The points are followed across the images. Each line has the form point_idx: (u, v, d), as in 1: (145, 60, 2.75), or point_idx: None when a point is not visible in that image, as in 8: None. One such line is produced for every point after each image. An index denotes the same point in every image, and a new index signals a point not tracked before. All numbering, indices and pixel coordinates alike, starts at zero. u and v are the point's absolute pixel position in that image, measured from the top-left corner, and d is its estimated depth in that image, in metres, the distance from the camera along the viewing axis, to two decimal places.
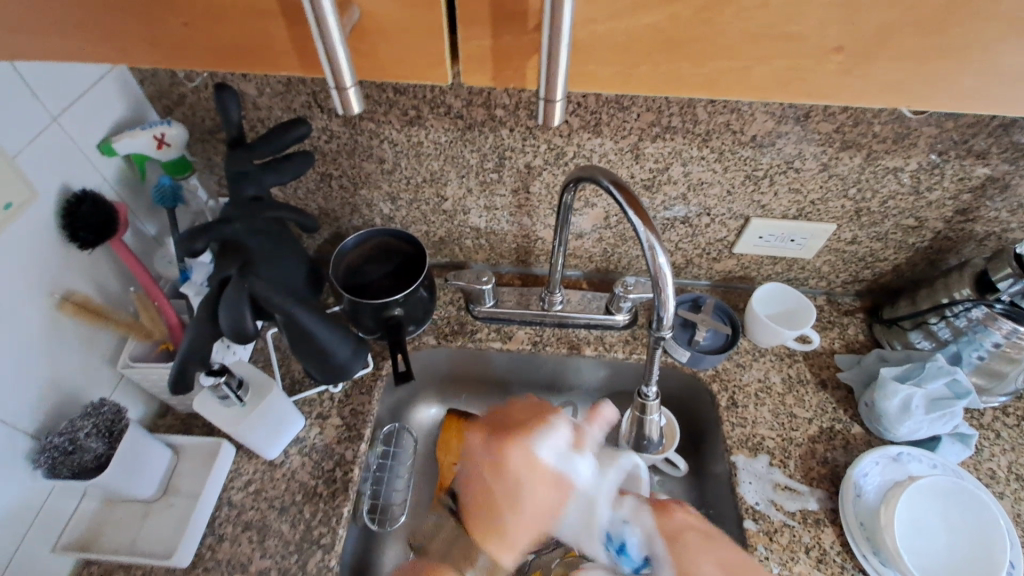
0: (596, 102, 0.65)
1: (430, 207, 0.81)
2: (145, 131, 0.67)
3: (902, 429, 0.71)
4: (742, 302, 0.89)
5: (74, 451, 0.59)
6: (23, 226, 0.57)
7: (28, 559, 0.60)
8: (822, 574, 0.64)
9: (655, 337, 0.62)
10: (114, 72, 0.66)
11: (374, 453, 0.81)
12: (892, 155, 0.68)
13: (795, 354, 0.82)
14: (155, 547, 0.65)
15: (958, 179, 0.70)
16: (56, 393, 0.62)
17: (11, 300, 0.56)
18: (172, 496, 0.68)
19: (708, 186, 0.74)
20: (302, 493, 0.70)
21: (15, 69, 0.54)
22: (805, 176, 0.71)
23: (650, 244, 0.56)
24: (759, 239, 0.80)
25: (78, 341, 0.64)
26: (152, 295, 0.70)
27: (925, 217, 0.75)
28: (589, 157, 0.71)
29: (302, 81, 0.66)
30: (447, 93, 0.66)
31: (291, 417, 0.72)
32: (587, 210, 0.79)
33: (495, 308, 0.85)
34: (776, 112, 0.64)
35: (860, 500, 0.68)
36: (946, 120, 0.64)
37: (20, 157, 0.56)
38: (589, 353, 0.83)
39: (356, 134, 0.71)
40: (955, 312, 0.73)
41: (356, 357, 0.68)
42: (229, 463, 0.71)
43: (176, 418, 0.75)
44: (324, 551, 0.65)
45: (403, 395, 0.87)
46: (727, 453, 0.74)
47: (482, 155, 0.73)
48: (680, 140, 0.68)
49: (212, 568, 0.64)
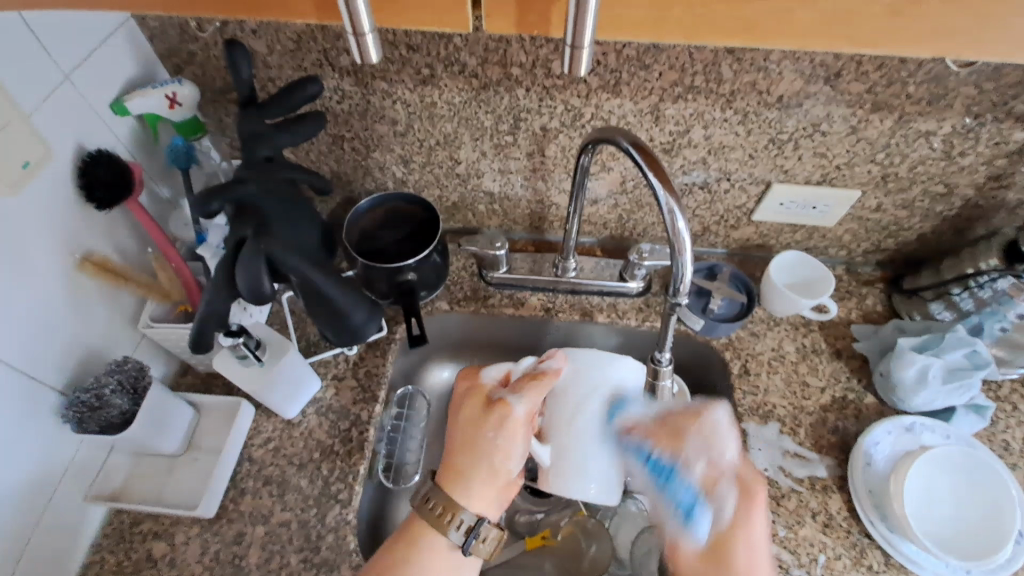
0: (617, 60, 0.62)
1: (443, 171, 0.80)
2: (156, 90, 0.66)
3: (918, 399, 0.70)
4: (758, 271, 0.88)
5: (101, 407, 0.60)
6: (40, 185, 0.57)
7: (62, 508, 0.63)
8: (827, 537, 0.66)
9: (671, 303, 0.61)
10: (123, 28, 0.65)
11: (388, 414, 0.83)
12: (926, 117, 0.65)
13: (810, 324, 0.82)
14: (180, 498, 0.68)
15: (994, 144, 0.67)
16: (81, 351, 0.64)
17: (33, 259, 0.57)
18: (195, 451, 0.71)
19: (730, 150, 0.72)
20: (320, 451, 0.72)
21: (24, 21, 0.53)
22: (832, 139, 0.69)
23: (669, 208, 0.54)
24: (780, 207, 0.78)
25: (99, 300, 0.65)
26: (169, 256, 0.70)
27: (955, 184, 0.73)
28: (607, 119, 0.69)
29: (313, 38, 0.64)
30: (462, 50, 0.63)
31: (308, 378, 0.73)
32: (604, 174, 0.78)
33: (508, 275, 0.85)
34: (805, 72, 0.61)
35: (870, 469, 0.68)
36: (986, 81, 0.60)
37: (35, 114, 0.56)
38: (602, 320, 0.83)
39: (368, 94, 0.70)
40: (980, 283, 0.72)
41: (370, 321, 0.69)
42: (249, 421, 0.73)
43: (197, 376, 0.77)
44: (342, 506, 0.68)
45: (416, 359, 0.88)
46: (739, 421, 0.74)
47: (497, 117, 0.71)
48: (703, 101, 0.66)
49: (235, 519, 0.67)
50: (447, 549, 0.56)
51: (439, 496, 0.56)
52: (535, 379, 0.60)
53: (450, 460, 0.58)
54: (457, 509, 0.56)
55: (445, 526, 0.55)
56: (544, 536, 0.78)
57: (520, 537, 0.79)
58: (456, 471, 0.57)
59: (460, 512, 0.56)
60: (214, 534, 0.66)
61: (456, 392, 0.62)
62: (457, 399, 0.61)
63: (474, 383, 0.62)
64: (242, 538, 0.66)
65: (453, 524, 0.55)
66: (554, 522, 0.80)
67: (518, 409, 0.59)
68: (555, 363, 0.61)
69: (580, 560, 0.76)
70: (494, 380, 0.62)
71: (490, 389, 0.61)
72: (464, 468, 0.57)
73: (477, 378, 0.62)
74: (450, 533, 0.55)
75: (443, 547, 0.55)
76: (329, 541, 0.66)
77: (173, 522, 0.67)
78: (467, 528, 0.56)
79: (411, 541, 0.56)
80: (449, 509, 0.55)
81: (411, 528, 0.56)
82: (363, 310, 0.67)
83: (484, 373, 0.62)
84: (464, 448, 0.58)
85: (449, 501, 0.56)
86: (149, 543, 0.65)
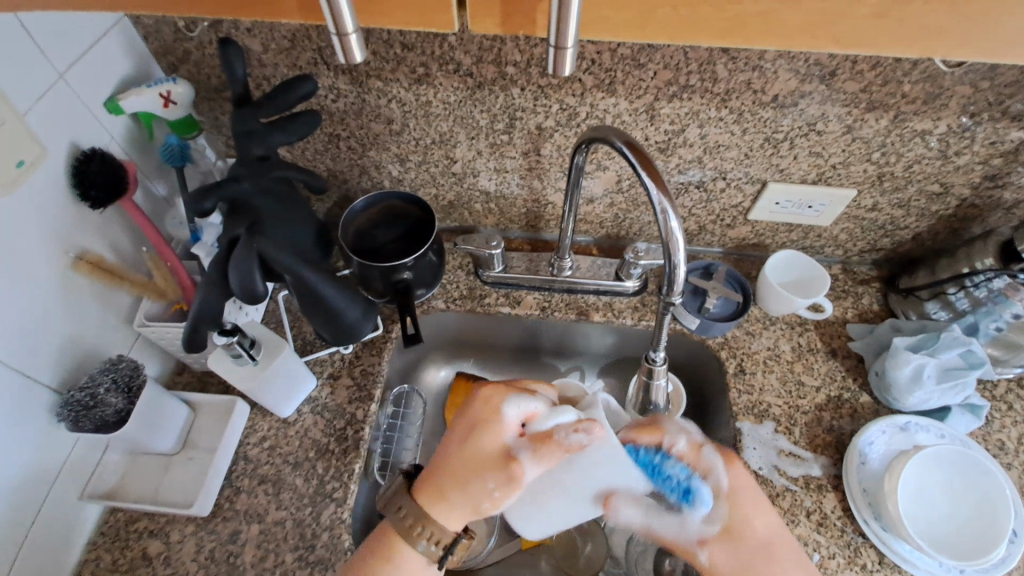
0: (612, 59, 0.62)
1: (439, 169, 0.80)
2: (150, 88, 0.66)
3: (912, 399, 0.70)
4: (754, 270, 0.88)
5: (96, 406, 0.60)
6: (34, 184, 0.57)
7: (57, 507, 0.63)
8: (821, 536, 0.66)
9: (665, 302, 0.61)
10: (118, 27, 0.65)
11: (384, 413, 0.83)
12: (921, 117, 0.65)
13: (806, 323, 0.81)
14: (175, 497, 0.68)
15: (990, 143, 0.67)
16: (75, 351, 0.64)
17: (27, 258, 0.57)
18: (190, 450, 0.71)
19: (725, 149, 0.71)
20: (316, 450, 0.72)
21: (20, 21, 0.53)
22: (827, 138, 0.69)
23: (662, 208, 0.54)
24: (776, 206, 0.78)
25: (94, 299, 0.65)
26: (164, 255, 0.70)
27: (951, 183, 0.72)
28: (602, 118, 0.69)
29: (307, 36, 0.64)
30: (457, 49, 0.63)
31: (303, 377, 0.73)
32: (599, 173, 0.77)
33: (503, 273, 0.85)
34: (800, 71, 0.61)
35: (864, 467, 0.68)
36: (982, 80, 0.60)
37: (30, 114, 0.56)
38: (597, 319, 0.83)
39: (363, 93, 0.70)
40: (975, 282, 0.71)
41: (365, 320, 0.69)
42: (245, 419, 0.73)
43: (193, 375, 0.77)
44: (337, 504, 0.68)
45: (412, 358, 0.88)
46: (734, 420, 0.74)
47: (493, 115, 0.71)
48: (698, 100, 0.65)
49: (231, 518, 0.67)
50: (417, 564, 0.53)
51: (414, 508, 0.54)
52: (551, 444, 0.53)
53: (437, 476, 0.55)
54: (428, 523, 0.53)
55: (417, 542, 0.53)
56: (540, 534, 0.78)
57: (516, 535, 0.79)
58: (438, 490, 0.54)
59: (431, 527, 0.53)
60: (209, 533, 0.66)
61: (471, 420, 0.56)
62: (468, 428, 0.56)
63: (492, 417, 0.56)
64: (237, 536, 0.66)
65: (424, 539, 0.53)
66: None
67: (527, 469, 0.52)
68: (589, 434, 0.52)
69: (575, 558, 0.76)
70: (515, 421, 0.56)
71: (506, 427, 0.55)
72: (448, 492, 0.54)
73: (498, 415, 0.56)
74: (421, 546, 0.53)
75: (414, 560, 0.53)
76: (324, 539, 0.66)
77: (168, 520, 0.67)
78: (438, 540, 0.53)
79: (382, 548, 0.54)
80: (423, 524, 0.53)
81: (383, 536, 0.55)
82: (358, 309, 0.67)
83: (508, 410, 0.56)
84: (454, 478, 0.54)
85: (426, 518, 0.53)
86: (144, 541, 0.66)
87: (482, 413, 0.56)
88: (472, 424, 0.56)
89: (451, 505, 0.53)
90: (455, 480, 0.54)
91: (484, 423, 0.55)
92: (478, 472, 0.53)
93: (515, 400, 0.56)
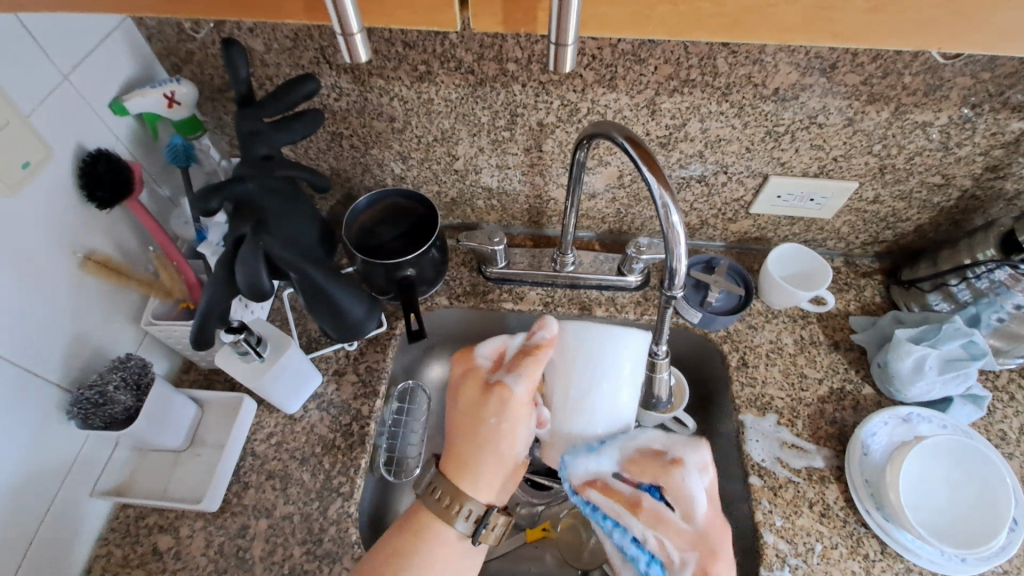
0: (612, 54, 0.63)
1: (441, 166, 0.80)
2: (154, 89, 0.66)
3: (913, 390, 0.71)
4: (756, 263, 0.88)
5: (105, 404, 0.61)
6: (40, 185, 0.57)
7: (68, 504, 0.64)
8: (823, 527, 0.66)
9: (666, 296, 0.62)
10: (121, 28, 0.65)
11: (389, 409, 0.84)
12: (922, 109, 0.65)
13: (808, 316, 0.82)
14: (184, 494, 0.69)
15: (991, 134, 0.67)
16: (85, 350, 0.64)
17: (36, 258, 0.58)
18: (199, 446, 0.72)
19: (726, 143, 0.72)
20: (322, 445, 0.72)
21: (21, 23, 0.54)
22: (828, 131, 0.69)
23: (663, 202, 0.55)
24: (777, 199, 0.78)
25: (102, 299, 0.66)
26: (171, 255, 0.71)
27: (953, 175, 0.73)
28: (603, 114, 0.70)
29: (309, 35, 0.64)
30: (458, 46, 0.64)
31: (309, 374, 0.74)
32: (601, 169, 0.78)
33: (506, 269, 0.85)
34: (801, 63, 0.61)
35: (866, 458, 0.68)
36: (982, 71, 0.60)
37: (34, 114, 0.56)
38: (600, 313, 0.83)
39: (365, 91, 0.70)
40: (977, 274, 0.71)
41: (369, 317, 0.70)
42: (251, 416, 0.74)
43: (199, 372, 0.78)
44: (343, 499, 0.69)
45: (416, 354, 0.89)
46: (737, 412, 0.74)
47: (494, 112, 0.71)
48: (699, 94, 0.66)
49: (239, 513, 0.68)
50: (453, 538, 0.57)
51: (447, 487, 0.58)
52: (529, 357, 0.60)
53: (457, 442, 0.61)
54: (464, 498, 0.58)
55: (454, 518, 0.57)
56: (544, 528, 0.79)
57: (520, 528, 0.80)
58: (465, 453, 0.60)
59: (465, 501, 0.58)
60: (218, 528, 0.67)
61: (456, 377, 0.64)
62: (453, 389, 0.64)
63: (471, 365, 0.64)
64: (246, 530, 0.67)
65: (460, 515, 0.57)
66: (554, 513, 0.81)
67: (514, 389, 0.60)
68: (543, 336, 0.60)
69: (580, 550, 0.77)
70: (488, 359, 0.63)
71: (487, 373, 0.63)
72: (469, 446, 0.60)
73: (473, 364, 0.64)
74: (457, 523, 0.57)
75: (449, 537, 0.57)
76: (331, 533, 0.67)
77: (178, 516, 0.68)
78: (472, 514, 0.58)
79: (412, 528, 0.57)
80: (456, 499, 0.57)
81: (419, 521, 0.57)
82: (362, 306, 0.68)
83: (477, 355, 0.64)
84: (466, 429, 0.61)
85: (458, 492, 0.58)
86: (155, 536, 0.67)
87: (463, 370, 0.63)
88: (460, 383, 0.63)
89: (481, 454, 0.59)
90: (485, 440, 0.60)
91: (469, 382, 0.63)
92: (494, 425, 0.60)
93: (484, 342, 0.64)
